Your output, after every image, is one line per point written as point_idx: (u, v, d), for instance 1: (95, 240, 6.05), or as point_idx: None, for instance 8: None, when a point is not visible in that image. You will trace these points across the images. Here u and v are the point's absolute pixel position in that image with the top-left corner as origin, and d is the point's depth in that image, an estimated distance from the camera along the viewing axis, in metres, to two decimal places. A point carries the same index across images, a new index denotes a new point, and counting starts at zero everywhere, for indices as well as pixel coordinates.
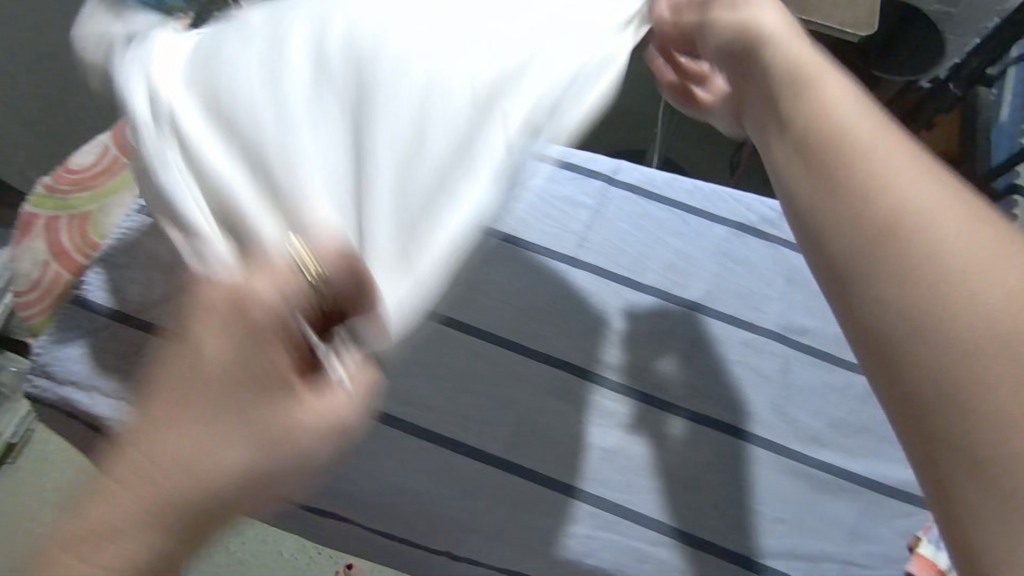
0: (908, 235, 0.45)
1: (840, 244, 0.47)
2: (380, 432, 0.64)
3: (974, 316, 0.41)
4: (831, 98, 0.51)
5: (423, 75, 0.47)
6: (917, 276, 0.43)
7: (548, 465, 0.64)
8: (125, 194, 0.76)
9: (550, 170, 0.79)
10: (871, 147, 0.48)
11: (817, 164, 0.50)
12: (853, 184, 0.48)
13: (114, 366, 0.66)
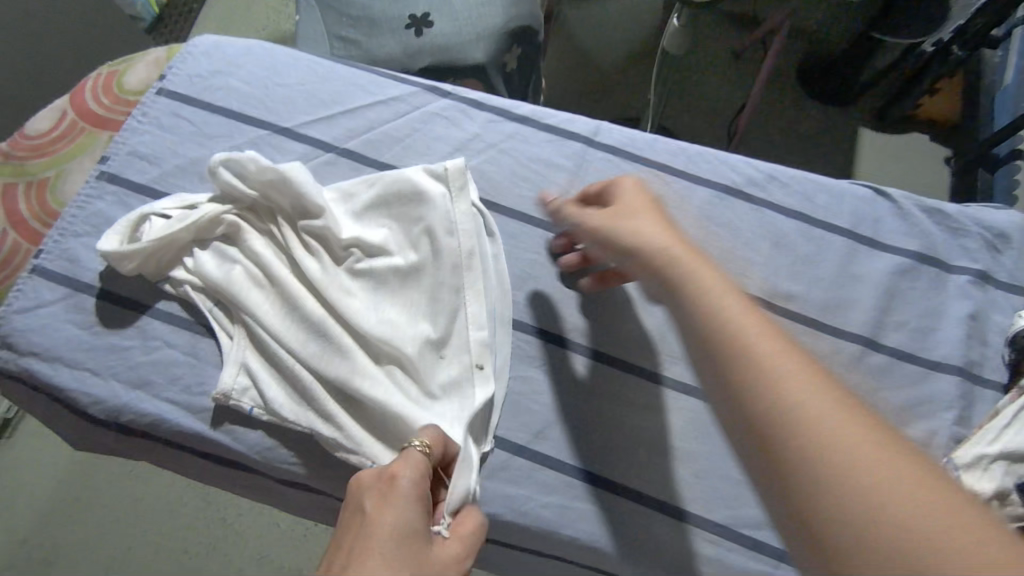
0: (762, 381, 0.39)
1: (768, 473, 0.38)
2: None
3: (861, 473, 0.34)
4: (711, 292, 0.44)
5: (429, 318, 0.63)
6: (789, 432, 0.37)
7: (522, 434, 0.63)
8: (84, 159, 0.74)
9: (527, 133, 0.76)
10: (730, 302, 0.43)
11: (729, 407, 0.41)
12: (763, 423, 0.38)
13: (78, 337, 0.64)
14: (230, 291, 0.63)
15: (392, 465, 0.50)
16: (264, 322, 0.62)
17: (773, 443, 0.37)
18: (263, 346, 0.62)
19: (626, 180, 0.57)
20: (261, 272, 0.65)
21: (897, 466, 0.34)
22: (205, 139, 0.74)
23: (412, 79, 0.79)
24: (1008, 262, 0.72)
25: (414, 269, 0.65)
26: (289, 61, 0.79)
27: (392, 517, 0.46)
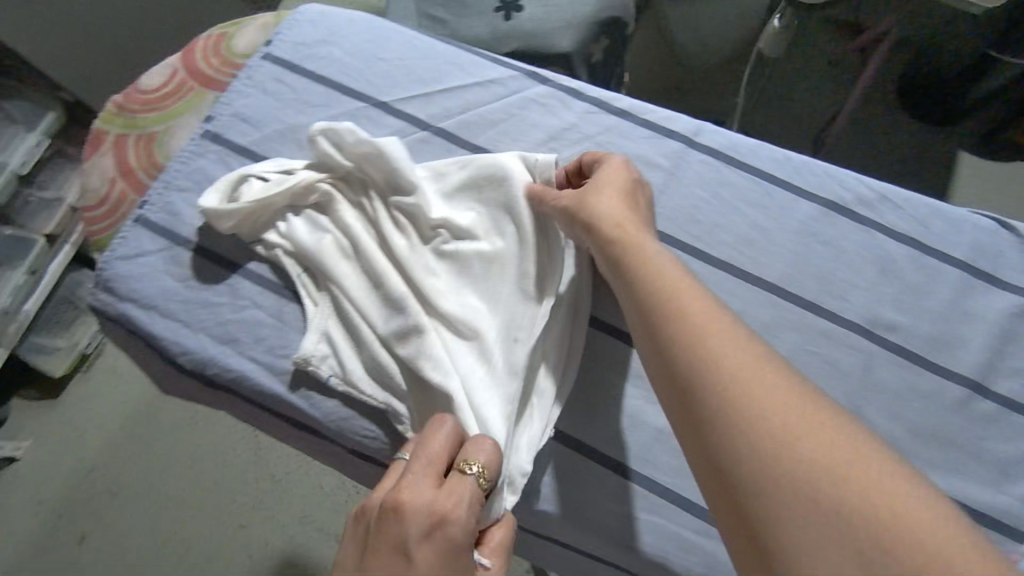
0: (700, 355, 0.44)
1: (704, 443, 0.42)
2: None
3: (777, 428, 0.39)
4: (652, 260, 0.52)
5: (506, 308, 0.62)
6: (730, 405, 0.41)
7: (593, 435, 0.63)
8: (190, 117, 0.77)
9: (624, 127, 0.74)
10: (677, 284, 0.49)
11: (666, 385, 0.46)
12: (684, 383, 0.44)
13: (173, 288, 0.67)
14: (319, 262, 0.64)
15: (448, 501, 0.47)
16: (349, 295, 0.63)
17: (731, 418, 0.41)
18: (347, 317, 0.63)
19: (615, 158, 0.63)
20: (351, 245, 0.65)
21: (808, 418, 0.40)
22: (306, 107, 0.74)
23: (512, 63, 0.78)
24: None
25: (498, 257, 0.64)
26: (392, 35, 0.79)
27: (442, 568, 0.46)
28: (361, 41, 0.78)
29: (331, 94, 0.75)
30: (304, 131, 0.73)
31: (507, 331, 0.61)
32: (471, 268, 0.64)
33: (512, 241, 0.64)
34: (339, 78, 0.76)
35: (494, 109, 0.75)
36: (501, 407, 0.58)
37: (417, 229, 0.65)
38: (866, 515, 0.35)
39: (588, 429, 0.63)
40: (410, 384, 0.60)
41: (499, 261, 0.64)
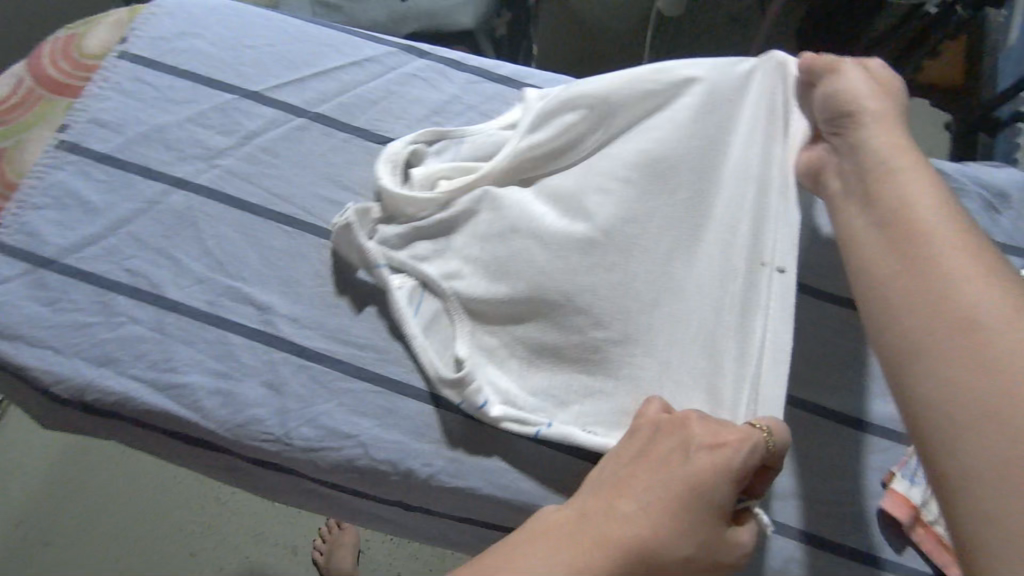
0: (933, 273, 0.46)
1: (912, 345, 0.45)
2: (326, 367, 0.62)
3: (986, 343, 0.42)
4: (910, 189, 0.51)
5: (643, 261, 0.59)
6: (970, 337, 0.43)
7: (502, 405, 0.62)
8: (43, 128, 0.70)
9: (507, 92, 0.73)
10: (927, 207, 0.50)
11: (914, 290, 0.47)
12: (924, 302, 0.46)
13: (40, 313, 0.62)
14: (459, 255, 0.64)
15: (692, 427, 0.50)
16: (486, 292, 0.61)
17: (964, 324, 0.44)
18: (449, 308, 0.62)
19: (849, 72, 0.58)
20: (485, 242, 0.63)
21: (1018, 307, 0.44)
22: (170, 105, 0.70)
23: (388, 40, 0.75)
24: (1007, 223, 0.70)
25: (653, 219, 0.59)
26: (259, 20, 0.75)
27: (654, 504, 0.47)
28: (223, 29, 0.73)
29: (197, 89, 0.71)
30: (171, 131, 0.69)
31: (634, 285, 0.58)
32: (671, 234, 0.59)
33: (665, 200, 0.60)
34: (204, 70, 0.71)
35: (371, 88, 0.72)
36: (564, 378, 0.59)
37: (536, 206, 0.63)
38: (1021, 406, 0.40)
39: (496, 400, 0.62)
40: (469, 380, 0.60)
41: (681, 217, 0.60)
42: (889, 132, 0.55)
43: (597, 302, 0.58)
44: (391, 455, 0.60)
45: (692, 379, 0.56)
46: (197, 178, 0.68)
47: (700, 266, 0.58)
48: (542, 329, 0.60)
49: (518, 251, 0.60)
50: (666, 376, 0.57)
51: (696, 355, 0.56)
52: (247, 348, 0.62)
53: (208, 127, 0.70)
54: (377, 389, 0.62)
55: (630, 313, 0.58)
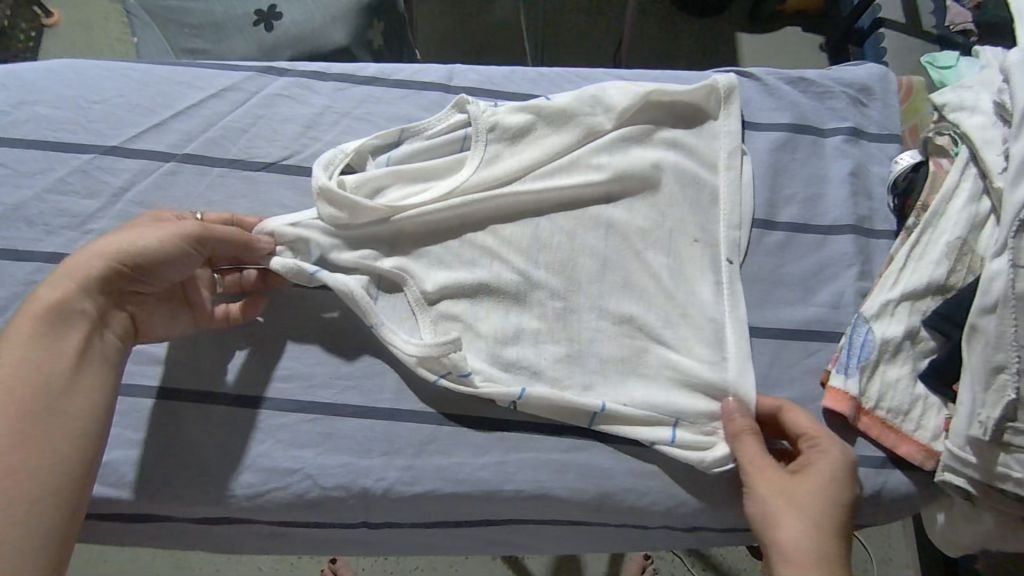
0: None
1: None
2: (252, 411, 0.59)
3: None
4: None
5: (579, 258, 0.64)
6: None
7: (443, 401, 0.60)
8: None
9: (378, 93, 0.71)
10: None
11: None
12: None
13: None
14: (412, 248, 0.64)
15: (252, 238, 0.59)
16: (456, 286, 0.62)
17: None
18: (412, 302, 0.61)
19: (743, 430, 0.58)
20: (439, 232, 0.64)
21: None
22: (23, 179, 0.65)
23: (244, 65, 0.72)
24: (876, 113, 0.73)
25: (624, 198, 0.66)
26: (101, 72, 0.70)
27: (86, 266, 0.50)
28: (62, 90, 0.69)
29: (48, 157, 0.66)
30: (31, 205, 0.65)
31: (581, 279, 0.64)
32: (608, 232, 0.65)
33: (594, 179, 0.66)
34: (51, 136, 0.67)
35: (237, 117, 0.69)
36: (538, 357, 0.61)
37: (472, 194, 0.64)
38: None
39: (437, 397, 0.60)
40: (441, 377, 0.59)
41: (615, 197, 0.66)
42: (819, 484, 0.53)
43: (553, 286, 0.63)
44: (340, 478, 0.58)
45: (654, 331, 0.62)
46: (71, 249, 0.63)
47: (644, 237, 0.65)
48: (503, 315, 0.62)
49: (481, 243, 0.64)
50: (628, 330, 0.62)
51: (650, 313, 0.63)
52: (163, 412, 0.59)
53: (71, 193, 0.65)
54: (310, 417, 0.59)
55: (580, 287, 0.63)
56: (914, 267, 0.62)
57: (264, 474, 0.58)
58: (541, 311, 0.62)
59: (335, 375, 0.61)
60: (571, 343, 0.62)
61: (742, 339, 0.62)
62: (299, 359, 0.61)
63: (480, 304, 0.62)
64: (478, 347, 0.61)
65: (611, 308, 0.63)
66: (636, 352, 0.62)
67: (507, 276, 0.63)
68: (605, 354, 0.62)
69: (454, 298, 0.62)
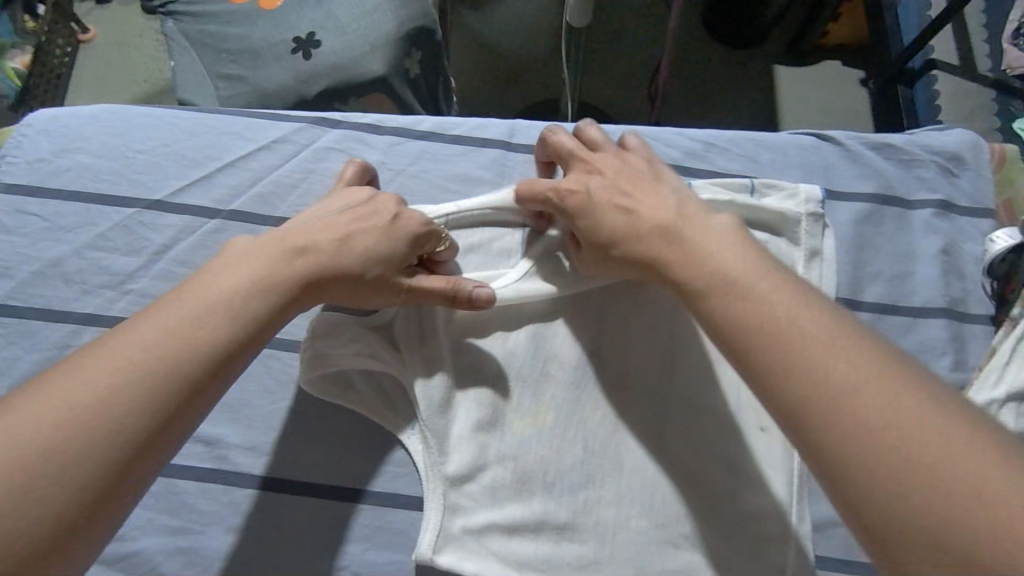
0: (815, 387, 0.41)
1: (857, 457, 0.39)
2: (298, 500, 0.57)
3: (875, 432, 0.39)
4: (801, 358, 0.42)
5: (615, 436, 0.58)
6: (836, 427, 0.40)
7: (499, 537, 0.55)
8: None
9: (435, 149, 0.67)
10: (826, 367, 0.41)
11: (819, 372, 0.41)
12: (823, 400, 0.40)
13: None
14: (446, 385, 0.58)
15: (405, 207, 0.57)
16: (488, 452, 0.57)
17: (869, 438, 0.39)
18: (431, 475, 0.56)
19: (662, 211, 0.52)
20: (482, 367, 0.59)
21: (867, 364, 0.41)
22: (63, 233, 0.62)
23: (294, 114, 0.69)
24: (968, 183, 0.68)
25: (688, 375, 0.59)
26: (147, 120, 0.67)
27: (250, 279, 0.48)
28: (107, 138, 0.66)
29: (90, 211, 0.63)
30: (70, 261, 0.61)
31: (619, 465, 0.57)
32: (649, 404, 0.59)
33: (642, 331, 0.61)
34: (94, 189, 0.64)
35: (287, 171, 0.66)
36: (572, 555, 0.55)
37: (525, 319, 0.60)
38: (895, 432, 0.38)
39: (494, 530, 0.55)
40: (469, 567, 0.54)
41: (678, 364, 0.60)
42: (811, 317, 0.43)
43: (588, 466, 0.57)
44: (385, 557, 0.56)
45: (704, 540, 0.55)
46: (110, 310, 0.60)
47: (695, 413, 0.58)
48: (526, 492, 0.56)
49: (513, 401, 0.58)
50: (672, 534, 0.55)
51: (703, 519, 0.56)
52: (202, 496, 0.57)
53: (111, 250, 0.62)
54: (362, 508, 0.57)
55: (616, 472, 0.57)
56: (1022, 362, 0.57)
57: (304, 554, 0.56)
58: (577, 497, 0.56)
59: (388, 461, 0.58)
60: (608, 540, 0.55)
61: (807, 559, 0.55)
62: (349, 446, 0.59)
63: (503, 487, 0.56)
64: (491, 526, 0.55)
65: (656, 499, 0.56)
66: (681, 567, 0.54)
67: (538, 449, 0.57)
68: (648, 565, 0.55)
69: (477, 475, 0.56)
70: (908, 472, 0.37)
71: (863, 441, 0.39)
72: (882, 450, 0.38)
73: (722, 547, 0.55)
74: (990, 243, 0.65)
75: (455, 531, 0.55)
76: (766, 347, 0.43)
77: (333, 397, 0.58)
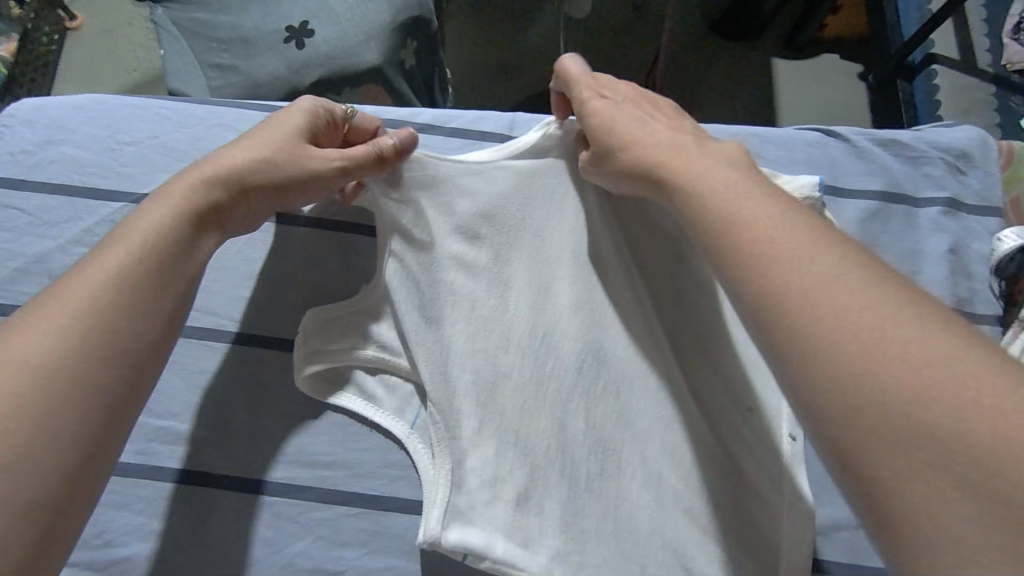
0: (812, 305, 0.36)
1: (853, 379, 0.33)
2: (293, 504, 0.56)
3: (877, 349, 0.33)
4: (797, 269, 0.37)
5: (615, 414, 0.56)
6: (841, 338, 0.34)
7: (499, 520, 0.54)
8: None
9: (434, 143, 0.66)
10: (827, 281, 0.36)
11: (822, 284, 0.36)
12: (823, 313, 0.35)
13: None
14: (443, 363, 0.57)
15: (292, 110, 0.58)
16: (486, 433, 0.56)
17: (869, 359, 0.33)
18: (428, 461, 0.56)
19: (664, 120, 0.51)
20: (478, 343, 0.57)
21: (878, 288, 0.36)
22: (47, 228, 0.60)
23: (288, 106, 0.66)
24: (976, 182, 0.67)
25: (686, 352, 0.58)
26: (134, 110, 0.65)
27: (171, 218, 0.49)
28: (93, 129, 0.63)
29: (75, 206, 0.61)
30: (55, 257, 0.59)
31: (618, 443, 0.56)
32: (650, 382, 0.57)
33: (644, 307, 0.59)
34: (79, 182, 0.62)
35: None
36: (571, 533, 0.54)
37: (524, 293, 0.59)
38: (903, 351, 0.33)
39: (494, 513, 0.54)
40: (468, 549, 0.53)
41: (680, 339, 0.58)
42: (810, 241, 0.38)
43: (587, 446, 0.55)
44: (381, 562, 0.55)
45: (709, 520, 0.54)
46: None
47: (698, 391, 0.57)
48: (528, 472, 0.55)
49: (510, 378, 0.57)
50: (675, 512, 0.54)
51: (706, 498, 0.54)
52: (194, 501, 0.56)
53: (96, 246, 0.60)
54: (358, 512, 0.56)
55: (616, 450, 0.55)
56: None
57: (298, 559, 0.54)
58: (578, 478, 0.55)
59: (384, 463, 0.57)
60: (611, 518, 0.54)
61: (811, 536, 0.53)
62: (345, 448, 0.57)
63: (502, 467, 0.55)
64: (490, 509, 0.54)
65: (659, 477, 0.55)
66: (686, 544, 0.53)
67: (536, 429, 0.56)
68: (652, 543, 0.53)
69: (474, 459, 0.55)
70: (917, 396, 0.32)
71: (863, 362, 0.33)
72: (881, 367, 0.33)
73: (727, 527, 0.54)
74: (997, 243, 0.63)
75: (455, 514, 0.54)
76: (761, 259, 0.38)
77: (331, 398, 0.58)
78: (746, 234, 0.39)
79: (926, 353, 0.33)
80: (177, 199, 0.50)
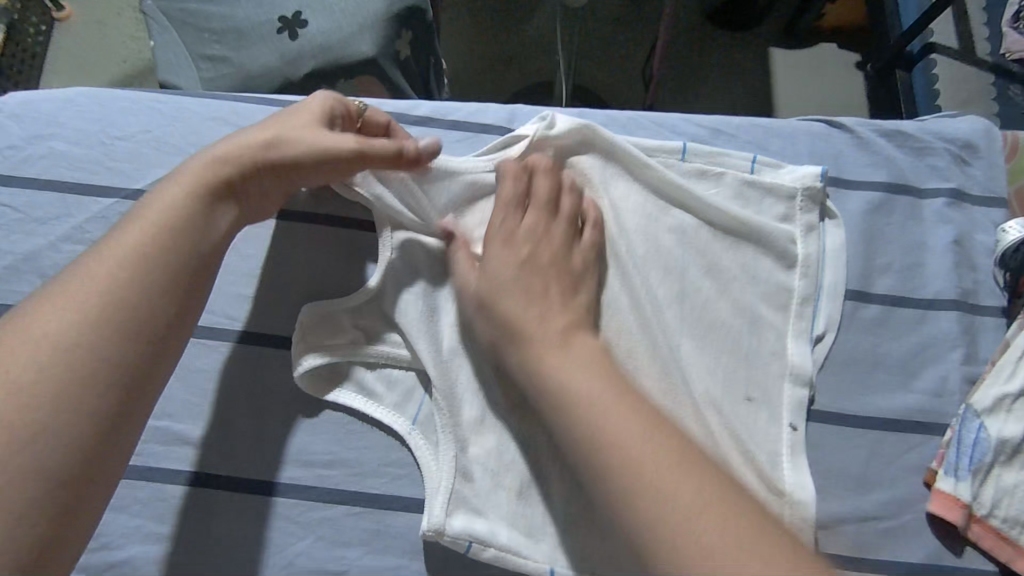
0: (604, 452, 0.45)
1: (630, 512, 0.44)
2: (293, 504, 0.55)
3: (643, 479, 0.44)
4: (582, 414, 0.47)
5: None
6: (624, 480, 0.44)
7: (505, 510, 0.54)
8: None
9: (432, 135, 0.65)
10: (623, 429, 0.46)
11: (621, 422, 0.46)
12: (611, 447, 0.45)
13: None
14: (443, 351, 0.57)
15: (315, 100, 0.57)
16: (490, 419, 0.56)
17: (636, 504, 0.44)
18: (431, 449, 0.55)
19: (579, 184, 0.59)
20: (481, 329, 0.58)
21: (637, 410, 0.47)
22: (37, 226, 0.59)
23: (282, 98, 0.65)
24: (981, 172, 0.66)
25: (685, 338, 0.58)
26: (124, 103, 0.63)
27: (185, 204, 0.49)
28: (82, 123, 0.62)
29: (66, 203, 0.60)
30: (45, 255, 0.58)
31: None
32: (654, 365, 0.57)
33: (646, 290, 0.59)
34: (69, 178, 0.60)
35: None
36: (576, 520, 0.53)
37: None
38: (669, 518, 0.43)
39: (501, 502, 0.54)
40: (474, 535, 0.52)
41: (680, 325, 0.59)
42: (604, 390, 0.48)
43: None
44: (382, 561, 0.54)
45: None
46: None
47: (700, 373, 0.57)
48: (533, 458, 0.55)
49: None
50: None
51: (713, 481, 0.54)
52: (193, 501, 0.55)
53: (88, 243, 0.58)
54: (359, 511, 0.55)
55: None
56: None
57: (299, 559, 0.54)
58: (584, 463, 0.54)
59: (385, 462, 0.56)
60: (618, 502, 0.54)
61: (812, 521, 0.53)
62: (345, 448, 0.56)
63: (506, 455, 0.55)
64: (496, 496, 0.54)
65: None
66: None
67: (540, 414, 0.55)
68: None
69: (479, 446, 0.55)
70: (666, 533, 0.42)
71: (643, 488, 0.44)
72: (650, 498, 0.43)
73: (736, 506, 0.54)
74: (1002, 234, 0.63)
75: (458, 501, 0.53)
76: (564, 405, 0.48)
77: (329, 393, 0.57)
78: (564, 371, 0.49)
79: (689, 483, 0.44)
80: (193, 180, 0.50)
